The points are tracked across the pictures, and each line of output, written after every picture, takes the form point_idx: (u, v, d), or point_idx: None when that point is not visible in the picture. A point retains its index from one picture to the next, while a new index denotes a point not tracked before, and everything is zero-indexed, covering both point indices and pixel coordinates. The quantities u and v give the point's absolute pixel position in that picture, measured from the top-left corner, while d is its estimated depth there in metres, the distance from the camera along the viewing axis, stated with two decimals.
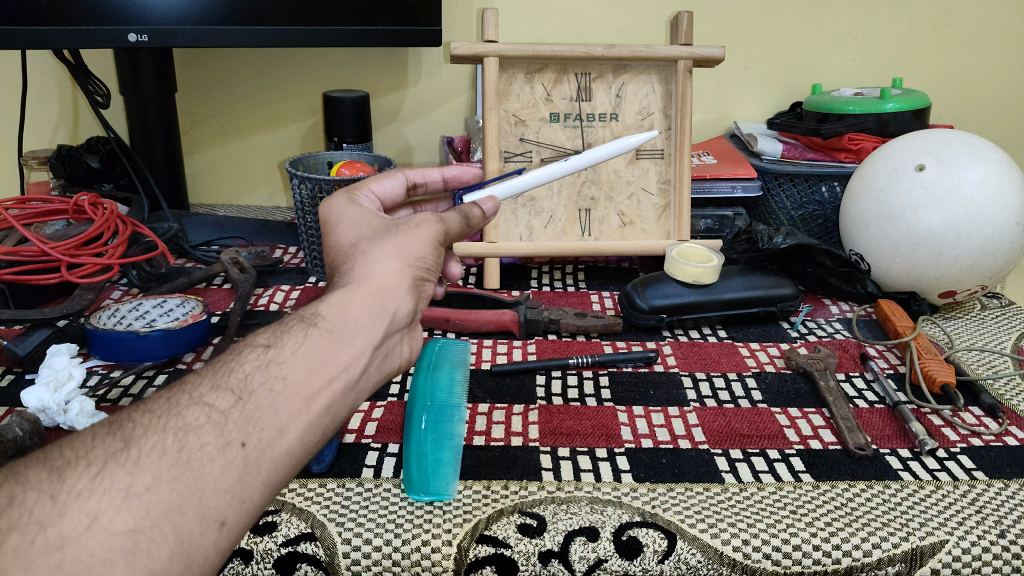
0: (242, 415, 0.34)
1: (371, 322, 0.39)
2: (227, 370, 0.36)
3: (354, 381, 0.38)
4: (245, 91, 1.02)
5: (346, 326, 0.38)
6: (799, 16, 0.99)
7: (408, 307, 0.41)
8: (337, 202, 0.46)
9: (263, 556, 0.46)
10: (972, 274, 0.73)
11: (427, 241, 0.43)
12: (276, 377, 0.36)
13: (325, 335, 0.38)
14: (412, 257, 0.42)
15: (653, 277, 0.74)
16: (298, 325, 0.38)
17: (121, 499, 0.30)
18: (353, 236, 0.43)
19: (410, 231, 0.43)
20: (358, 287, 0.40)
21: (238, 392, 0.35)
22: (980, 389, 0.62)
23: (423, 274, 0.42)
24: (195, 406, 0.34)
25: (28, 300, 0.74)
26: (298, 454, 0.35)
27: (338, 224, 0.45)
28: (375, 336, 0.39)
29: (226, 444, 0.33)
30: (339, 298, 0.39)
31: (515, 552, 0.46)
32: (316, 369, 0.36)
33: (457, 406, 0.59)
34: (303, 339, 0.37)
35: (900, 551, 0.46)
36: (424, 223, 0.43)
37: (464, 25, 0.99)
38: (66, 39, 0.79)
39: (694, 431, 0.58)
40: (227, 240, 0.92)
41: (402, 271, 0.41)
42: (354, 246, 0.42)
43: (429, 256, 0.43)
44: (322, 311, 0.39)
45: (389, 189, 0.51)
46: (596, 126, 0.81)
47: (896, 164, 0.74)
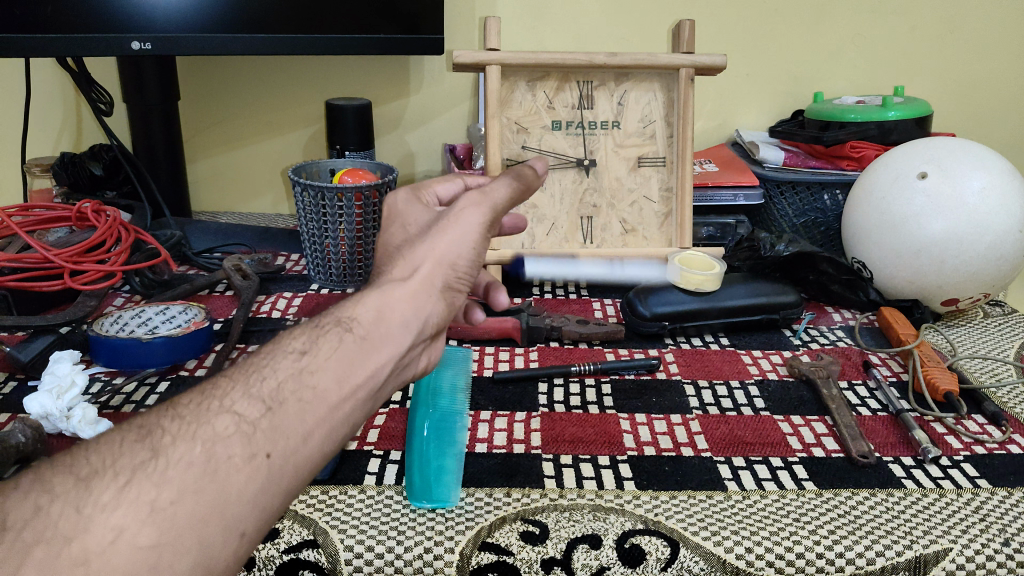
0: (270, 424, 0.34)
1: (400, 330, 0.39)
2: (260, 377, 0.35)
3: (376, 389, 0.38)
4: (248, 99, 1.02)
5: (379, 332, 0.38)
6: (803, 24, 0.99)
7: (435, 318, 0.41)
8: (399, 194, 0.47)
9: (266, 564, 0.46)
10: (974, 282, 0.73)
11: (471, 235, 0.43)
12: (305, 387, 0.35)
13: (358, 341, 0.38)
14: (448, 260, 0.42)
15: (654, 285, 0.75)
16: (335, 329, 0.38)
17: (146, 512, 0.30)
18: (403, 236, 0.44)
19: (454, 227, 0.43)
20: (395, 290, 0.40)
21: (269, 402, 0.34)
22: (983, 397, 0.62)
23: (454, 284, 0.42)
24: (224, 414, 0.34)
25: (30, 308, 0.75)
26: (318, 461, 0.35)
27: (390, 222, 0.46)
28: (401, 346, 0.39)
29: (252, 455, 0.33)
30: (376, 302, 0.39)
31: (517, 559, 0.46)
32: (344, 376, 0.36)
33: (459, 414, 0.58)
34: (338, 346, 0.37)
35: (903, 560, 0.46)
36: (469, 214, 0.43)
37: (464, 34, 0.99)
38: (71, 47, 0.79)
39: (696, 438, 0.58)
40: (229, 248, 0.91)
41: (436, 278, 0.41)
42: (398, 249, 0.43)
43: (467, 257, 0.42)
44: (359, 315, 0.39)
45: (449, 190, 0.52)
46: (598, 134, 0.81)
47: (897, 172, 0.75)
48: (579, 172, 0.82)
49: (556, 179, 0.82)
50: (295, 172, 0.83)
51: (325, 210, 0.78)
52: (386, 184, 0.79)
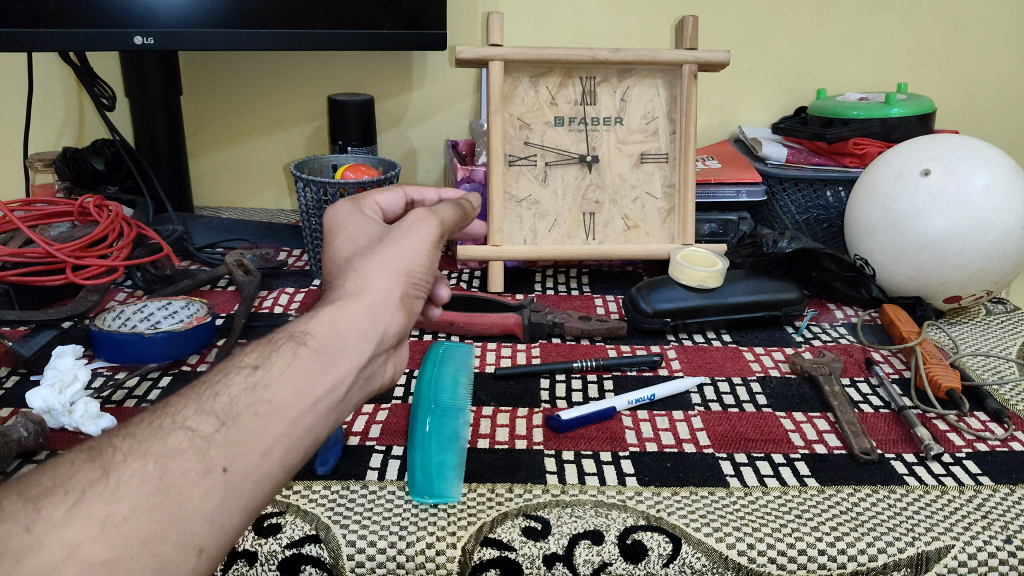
0: (225, 440, 0.34)
1: (357, 341, 0.40)
2: (212, 395, 0.36)
3: (336, 402, 0.39)
4: (251, 94, 1.02)
5: (336, 345, 0.40)
6: (805, 21, 0.99)
7: (397, 327, 0.42)
8: (339, 208, 0.48)
9: (268, 558, 0.46)
10: (978, 279, 0.73)
11: (423, 247, 0.44)
12: (261, 401, 0.36)
13: (315, 355, 0.39)
14: (402, 270, 0.43)
15: (656, 281, 0.75)
16: (288, 344, 0.39)
17: (99, 528, 0.30)
18: (351, 250, 0.45)
19: (406, 239, 0.44)
20: (350, 303, 0.41)
21: (223, 417, 0.35)
22: (985, 394, 0.62)
23: (412, 291, 0.43)
24: (177, 432, 0.34)
25: (33, 302, 0.75)
26: (280, 478, 0.36)
27: (338, 234, 0.46)
28: (361, 356, 0.40)
29: (209, 470, 0.33)
30: (329, 316, 0.40)
31: (520, 554, 0.46)
32: (302, 389, 0.37)
33: (462, 407, 0.59)
34: (293, 359, 0.38)
35: (905, 557, 0.46)
36: (419, 228, 0.45)
37: (468, 29, 0.99)
38: (74, 41, 0.79)
39: (698, 435, 0.58)
40: (232, 243, 0.91)
41: (392, 288, 0.42)
42: (347, 261, 0.44)
43: (422, 266, 0.44)
44: (312, 329, 0.40)
45: (391, 203, 0.52)
46: (601, 130, 0.81)
47: (900, 169, 0.74)
48: (582, 168, 0.82)
49: (559, 175, 0.81)
50: (297, 168, 0.83)
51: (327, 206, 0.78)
52: (389, 179, 0.79)
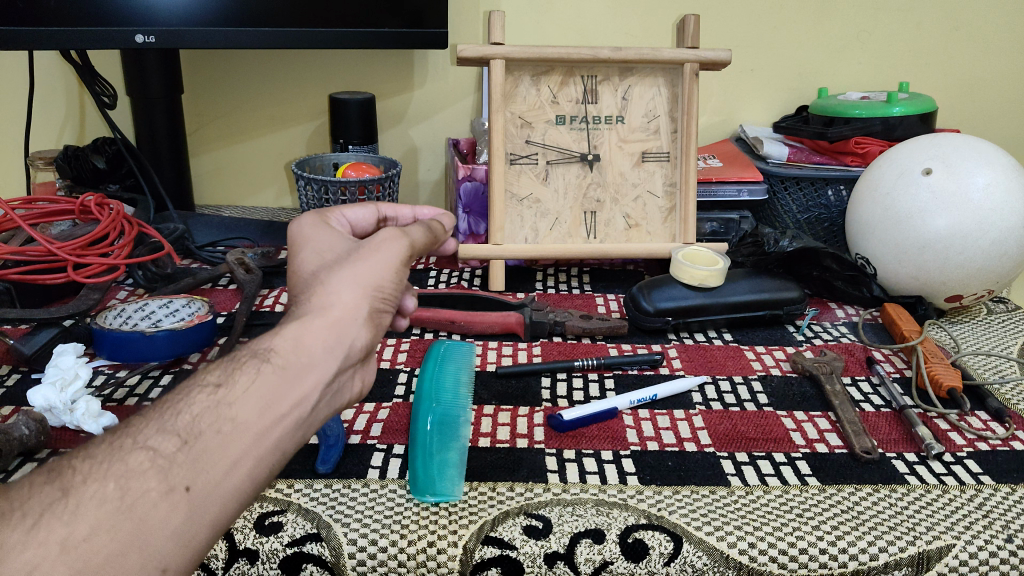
0: (189, 458, 0.33)
1: (323, 357, 0.38)
2: (175, 413, 0.35)
3: (303, 417, 0.37)
4: (252, 93, 1.02)
5: (301, 360, 0.38)
6: (807, 19, 0.98)
7: (365, 341, 0.40)
8: (305, 222, 0.45)
9: (269, 556, 0.46)
10: (979, 278, 0.72)
11: (389, 265, 0.42)
12: (225, 419, 0.35)
13: (279, 371, 0.37)
14: (370, 284, 0.41)
15: (658, 280, 0.75)
16: (251, 360, 0.37)
17: (56, 551, 0.30)
18: (317, 265, 0.42)
19: (373, 256, 0.42)
20: (314, 319, 0.39)
21: (186, 434, 0.34)
22: (986, 394, 0.62)
23: (381, 305, 0.41)
24: (139, 451, 0.33)
25: (34, 300, 0.75)
26: (243, 498, 0.35)
27: (302, 249, 0.44)
28: (327, 372, 0.38)
29: (170, 489, 0.32)
30: (294, 331, 0.39)
31: (521, 553, 0.46)
32: (267, 406, 0.36)
33: (462, 408, 0.59)
34: (255, 376, 0.37)
35: (906, 556, 0.46)
36: (387, 246, 0.43)
37: (470, 28, 0.99)
38: (75, 39, 0.79)
39: (699, 434, 0.58)
40: (233, 241, 0.92)
41: (359, 302, 0.40)
42: (314, 276, 0.42)
43: (389, 283, 0.42)
44: (276, 345, 0.38)
45: (361, 217, 0.50)
46: (602, 129, 0.81)
47: (902, 168, 0.74)
48: (583, 166, 0.82)
49: (560, 173, 0.81)
50: (298, 166, 0.83)
51: (328, 205, 0.78)
52: (391, 178, 0.79)
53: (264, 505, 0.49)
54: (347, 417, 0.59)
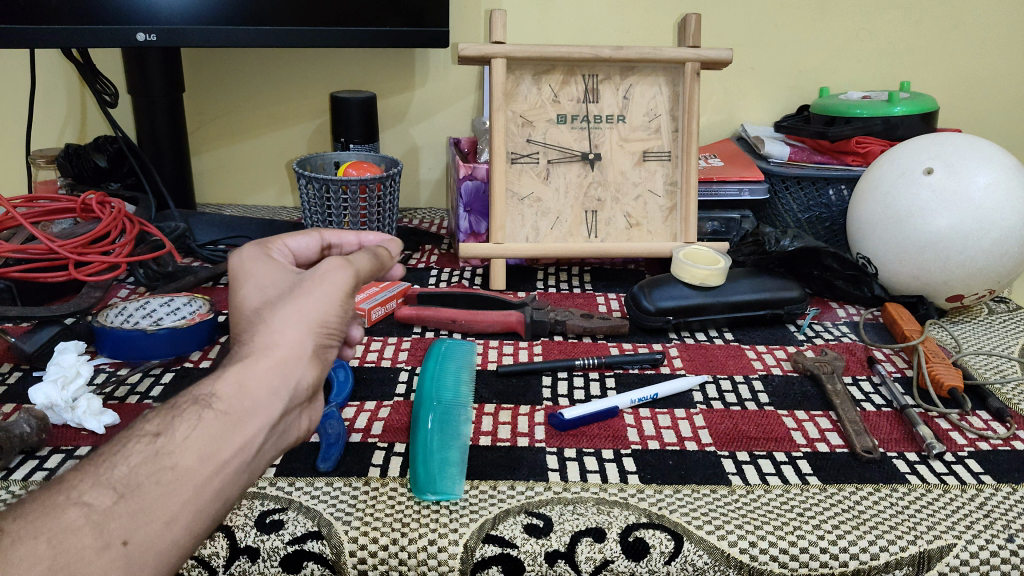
0: (125, 511, 0.34)
1: (266, 399, 0.40)
2: (110, 466, 0.36)
3: (247, 460, 0.39)
4: (252, 91, 1.02)
5: (243, 404, 0.39)
6: (808, 19, 0.98)
7: (310, 379, 0.42)
8: (246, 253, 0.46)
9: (270, 554, 0.46)
10: (981, 278, 0.72)
11: (332, 298, 0.43)
12: (164, 469, 0.36)
13: (220, 417, 0.38)
14: (314, 321, 0.42)
15: (659, 279, 0.75)
16: (192, 408, 0.38)
17: None
18: (259, 301, 0.43)
19: (316, 290, 0.43)
20: (257, 360, 0.40)
21: (121, 488, 0.35)
22: (987, 393, 0.62)
23: (326, 340, 0.42)
24: (73, 508, 0.34)
25: (35, 299, 0.75)
26: (187, 543, 0.36)
27: (244, 282, 0.44)
28: (271, 413, 0.40)
29: (106, 545, 0.34)
30: (237, 374, 0.40)
31: (521, 552, 0.46)
32: (210, 453, 0.37)
33: (462, 407, 0.59)
34: (197, 424, 0.38)
35: (907, 555, 0.46)
36: (331, 278, 0.43)
37: (471, 26, 0.99)
38: (77, 38, 0.79)
39: (700, 433, 0.58)
40: (233, 240, 0.92)
41: (303, 341, 0.41)
42: (257, 313, 0.42)
43: (333, 317, 0.43)
44: (219, 390, 0.39)
45: (304, 246, 0.50)
46: (603, 128, 0.81)
47: (903, 167, 0.74)
48: (584, 165, 0.82)
49: (561, 173, 0.81)
50: (299, 165, 0.83)
51: (329, 203, 0.78)
52: (392, 176, 0.80)
53: (266, 502, 0.49)
54: (348, 416, 0.59)
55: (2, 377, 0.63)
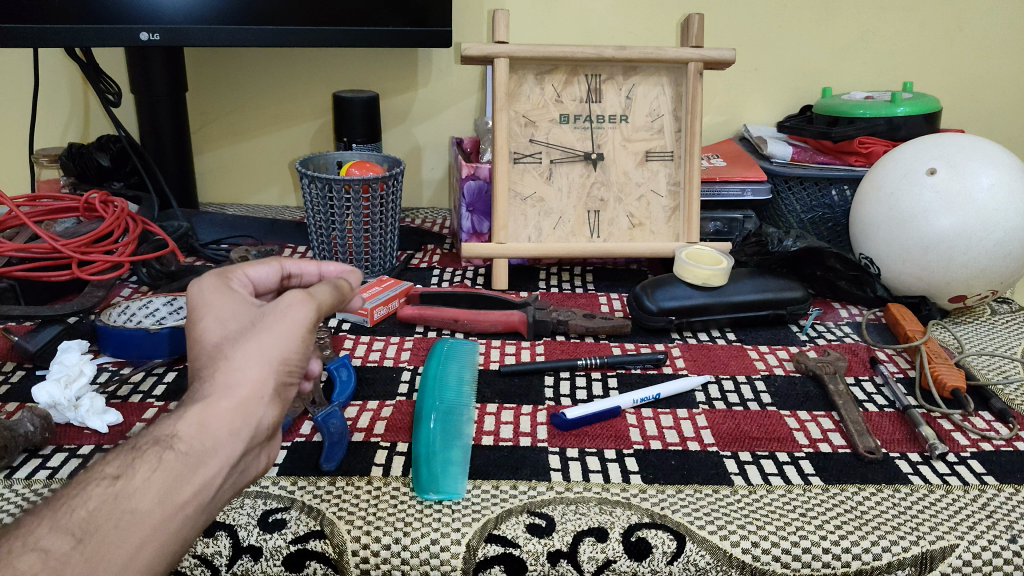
0: (82, 558, 0.33)
1: (227, 440, 0.38)
2: (68, 509, 0.34)
3: (204, 503, 0.37)
4: (255, 91, 1.02)
5: (204, 445, 0.38)
6: (811, 19, 0.98)
7: (271, 418, 0.40)
8: (203, 283, 0.44)
9: (272, 553, 0.46)
10: (984, 279, 0.72)
11: (295, 334, 0.41)
12: (124, 511, 0.35)
13: (181, 459, 0.37)
14: (277, 359, 0.40)
15: (662, 279, 0.74)
16: (154, 447, 0.37)
17: None
18: (220, 335, 0.41)
19: (279, 325, 0.41)
20: (219, 398, 0.39)
21: (79, 533, 0.33)
22: (990, 394, 0.62)
23: (288, 378, 0.41)
24: (28, 553, 0.32)
25: (40, 297, 0.75)
26: None
27: (201, 313, 0.42)
28: (232, 454, 0.38)
29: None
30: (198, 413, 0.38)
31: (524, 551, 0.46)
32: (168, 496, 0.36)
33: (465, 407, 0.59)
34: (157, 466, 0.36)
35: (910, 556, 0.46)
36: (294, 312, 0.41)
37: (474, 26, 0.99)
38: (81, 38, 0.80)
39: (702, 433, 0.58)
40: (237, 240, 0.92)
41: (266, 379, 0.40)
42: (218, 347, 0.41)
43: (296, 354, 0.41)
44: (180, 429, 0.38)
45: (263, 275, 0.49)
46: (606, 127, 0.81)
47: (906, 167, 0.74)
48: (587, 165, 0.82)
49: (563, 172, 0.81)
50: (302, 164, 0.83)
51: (333, 203, 0.78)
52: (394, 176, 0.79)
53: (268, 502, 0.49)
54: (350, 416, 0.59)
55: (5, 375, 0.64)
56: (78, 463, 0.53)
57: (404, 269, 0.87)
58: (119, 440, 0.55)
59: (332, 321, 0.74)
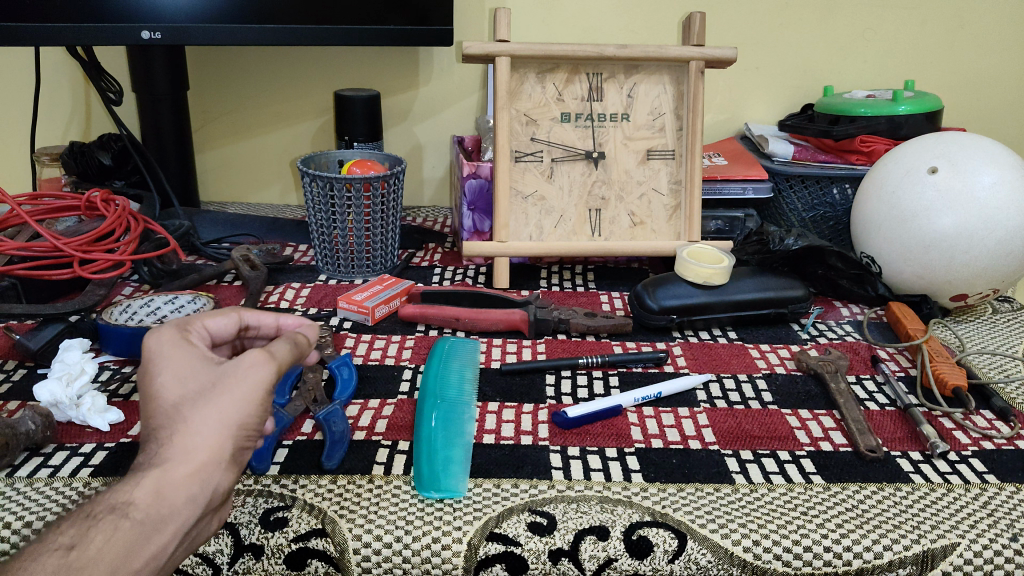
0: None
1: (183, 506, 0.40)
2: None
3: (158, 566, 0.40)
4: (256, 89, 1.02)
5: (159, 513, 0.39)
6: (812, 18, 0.98)
7: (227, 483, 0.42)
8: (162, 340, 0.45)
9: (275, 551, 0.47)
10: (985, 277, 0.72)
11: (252, 399, 0.43)
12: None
13: (135, 527, 0.39)
14: (234, 425, 0.42)
15: (663, 277, 0.74)
16: (109, 516, 0.39)
17: None
18: (177, 395, 0.43)
19: (237, 390, 0.42)
20: (175, 466, 0.40)
21: None
22: (991, 393, 0.62)
23: (245, 441, 0.43)
24: None
25: (41, 296, 0.75)
26: None
27: (161, 371, 0.43)
28: (187, 519, 0.40)
29: None
30: (154, 482, 0.40)
31: (526, 550, 0.46)
32: (122, 563, 0.38)
33: (466, 404, 0.59)
34: (111, 534, 0.38)
35: (911, 554, 0.46)
36: (253, 376, 0.43)
37: (476, 25, 0.99)
38: (82, 37, 0.80)
39: (704, 432, 0.58)
40: (238, 238, 0.92)
41: (223, 445, 0.42)
42: (176, 409, 0.42)
43: (253, 418, 0.43)
44: (136, 498, 0.40)
45: (222, 325, 0.50)
46: (607, 126, 0.81)
47: (908, 166, 0.74)
48: (588, 164, 0.82)
49: (565, 171, 0.81)
50: (303, 163, 0.83)
51: (334, 202, 0.78)
52: (395, 175, 0.79)
53: (269, 501, 0.49)
54: (352, 414, 0.59)
55: (8, 373, 0.64)
56: (79, 461, 0.53)
57: (405, 268, 0.87)
58: (121, 438, 0.55)
59: (333, 319, 0.74)
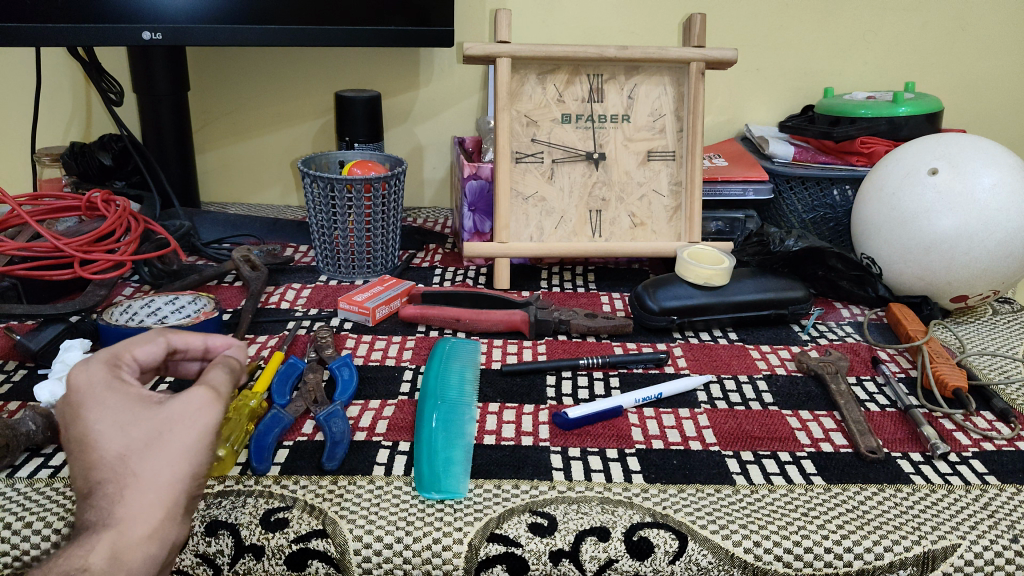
0: None
1: (142, 567, 0.41)
2: None
3: None
4: (257, 90, 1.02)
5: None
6: (812, 19, 0.98)
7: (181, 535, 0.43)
8: (97, 387, 0.45)
9: (275, 552, 0.47)
10: (986, 279, 0.72)
11: (201, 445, 0.44)
12: None
13: None
14: (186, 473, 0.43)
15: (663, 278, 0.74)
16: None
17: None
18: (122, 446, 0.43)
19: (186, 436, 0.44)
20: (131, 525, 0.41)
21: None
22: (992, 394, 0.62)
23: (197, 489, 0.44)
24: None
25: (41, 296, 0.75)
26: None
27: (101, 422, 0.44)
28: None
29: None
30: (110, 544, 0.40)
31: (527, 551, 0.46)
32: None
33: (466, 405, 0.59)
34: None
35: (912, 555, 0.46)
36: (200, 420, 0.44)
37: (476, 26, 0.99)
38: (82, 37, 0.80)
39: (705, 433, 0.58)
40: (238, 239, 0.93)
41: (177, 496, 0.43)
42: (122, 461, 0.43)
43: (203, 464, 0.44)
44: (92, 564, 0.39)
45: (151, 356, 0.50)
46: (608, 127, 0.81)
47: (908, 167, 0.74)
48: (589, 165, 0.82)
49: (565, 172, 0.81)
50: (303, 164, 0.83)
51: (334, 203, 0.78)
52: (395, 176, 0.79)
53: (270, 501, 0.49)
54: (352, 415, 0.59)
55: (8, 374, 0.64)
56: None
57: (405, 268, 0.87)
58: None
59: (334, 320, 0.74)
